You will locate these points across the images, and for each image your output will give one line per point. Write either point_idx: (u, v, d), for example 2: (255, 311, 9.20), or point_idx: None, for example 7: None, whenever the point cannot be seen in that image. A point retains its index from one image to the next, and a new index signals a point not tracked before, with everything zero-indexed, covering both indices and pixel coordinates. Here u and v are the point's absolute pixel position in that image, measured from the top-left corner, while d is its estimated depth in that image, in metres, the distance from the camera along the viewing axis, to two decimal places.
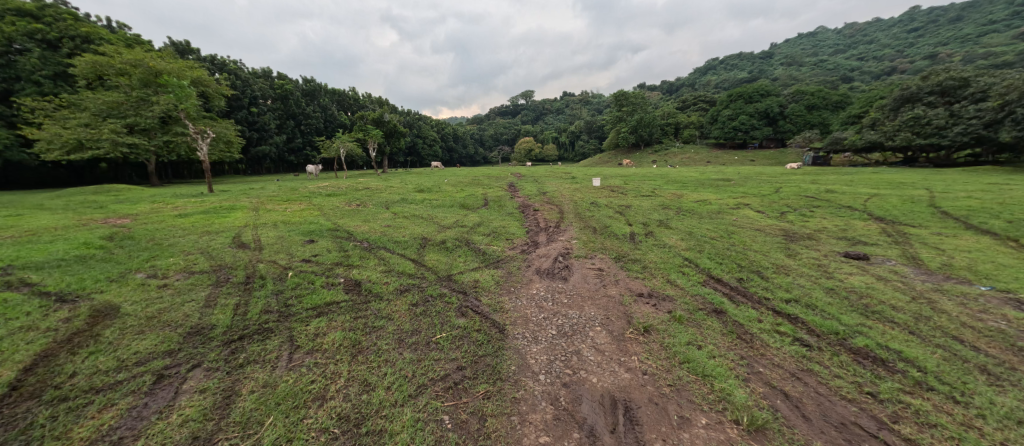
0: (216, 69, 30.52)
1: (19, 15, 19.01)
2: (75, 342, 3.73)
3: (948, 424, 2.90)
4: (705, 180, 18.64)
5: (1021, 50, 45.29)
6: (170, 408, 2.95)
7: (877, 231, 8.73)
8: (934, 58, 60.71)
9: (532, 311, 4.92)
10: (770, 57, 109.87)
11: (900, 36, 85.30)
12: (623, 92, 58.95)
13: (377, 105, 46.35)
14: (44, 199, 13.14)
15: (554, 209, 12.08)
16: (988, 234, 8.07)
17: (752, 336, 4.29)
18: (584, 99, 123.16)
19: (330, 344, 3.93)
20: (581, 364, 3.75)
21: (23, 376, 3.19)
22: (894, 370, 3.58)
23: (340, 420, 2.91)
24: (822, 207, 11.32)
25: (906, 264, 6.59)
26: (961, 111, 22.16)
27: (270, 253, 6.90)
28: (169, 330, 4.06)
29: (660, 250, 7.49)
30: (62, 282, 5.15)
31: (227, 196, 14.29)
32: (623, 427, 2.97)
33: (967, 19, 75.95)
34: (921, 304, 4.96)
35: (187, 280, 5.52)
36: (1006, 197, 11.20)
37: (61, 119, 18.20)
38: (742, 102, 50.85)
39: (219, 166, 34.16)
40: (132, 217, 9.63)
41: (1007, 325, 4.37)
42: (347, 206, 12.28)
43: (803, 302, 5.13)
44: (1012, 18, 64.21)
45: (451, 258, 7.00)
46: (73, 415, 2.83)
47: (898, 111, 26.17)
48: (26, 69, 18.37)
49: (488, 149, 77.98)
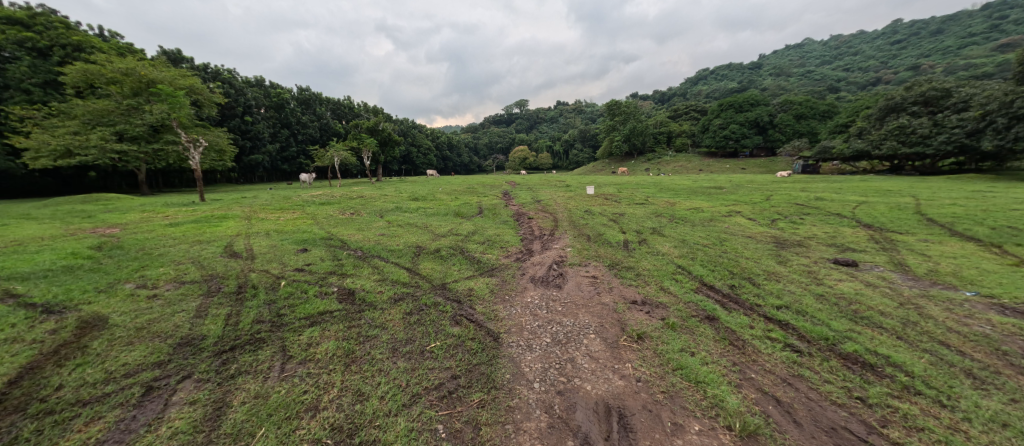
0: (211, 78, 29.92)
1: (10, 22, 18.81)
2: (62, 354, 3.66)
3: (935, 428, 2.97)
4: (697, 187, 19.00)
5: (999, 62, 47.01)
6: (159, 420, 2.91)
7: (865, 238, 8.95)
8: (917, 69, 62.78)
9: (527, 319, 4.93)
10: (758, 69, 112.84)
11: (884, 48, 87.73)
12: (616, 101, 59.69)
13: (372, 114, 46.80)
14: (30, 208, 12.87)
15: (548, 216, 12.22)
16: (973, 240, 8.31)
17: (744, 342, 4.35)
18: (578, 109, 125.11)
19: (323, 354, 3.90)
20: (576, 372, 3.77)
21: (8, 390, 3.14)
22: (883, 375, 3.65)
23: (333, 430, 2.88)
24: (812, 214, 11.59)
25: (893, 270, 6.73)
26: (944, 120, 22.83)
27: (263, 263, 6.83)
28: (158, 340, 4.01)
29: (653, 258, 7.59)
30: (48, 292, 5.06)
31: (219, 205, 14.19)
32: (618, 434, 3.00)
33: (946, 32, 78.71)
34: (908, 310, 5.08)
35: (177, 290, 5.45)
36: (989, 204, 11.57)
37: (50, 127, 18.06)
38: (733, 111, 51.78)
39: (212, 175, 33.96)
40: (121, 227, 9.45)
41: (992, 330, 4.48)
42: (341, 215, 12.21)
43: (794, 308, 5.22)
44: (989, 31, 67.19)
45: (446, 266, 7.03)
46: (60, 428, 2.78)
47: (884, 120, 26.97)
48: (16, 78, 18.33)
49: (483, 157, 78.53)
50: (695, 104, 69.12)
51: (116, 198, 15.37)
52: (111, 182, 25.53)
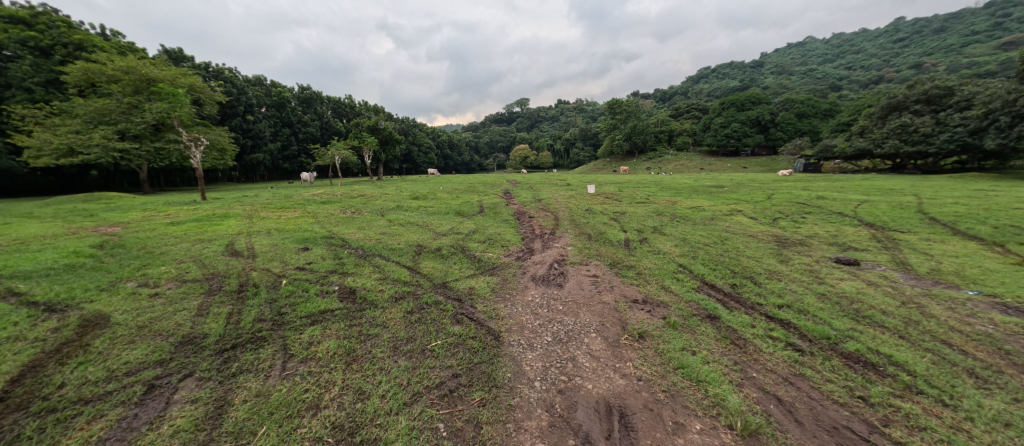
0: (212, 77, 29.89)
1: (12, 21, 18.84)
2: (65, 352, 3.67)
3: (937, 427, 2.95)
4: (698, 186, 18.92)
5: (1001, 61, 46.84)
6: (161, 418, 2.92)
7: (867, 237, 8.91)
8: (919, 68, 62.49)
9: (528, 318, 4.92)
10: (760, 67, 112.43)
11: (885, 46, 87.57)
12: (618, 100, 59.51)
13: (373, 113, 46.85)
14: (32, 207, 12.92)
15: (549, 215, 12.23)
16: (975, 239, 8.28)
17: (745, 342, 4.33)
18: (578, 107, 124.85)
19: (324, 353, 3.90)
20: (577, 371, 3.76)
21: (11, 388, 3.15)
22: (885, 375, 3.64)
23: (334, 429, 2.88)
24: (813, 214, 11.53)
25: (895, 269, 6.71)
26: (947, 119, 22.69)
27: (264, 262, 6.83)
28: (160, 339, 4.01)
29: (654, 257, 7.55)
30: (50, 291, 5.08)
31: (220, 203, 14.23)
32: (619, 433, 2.99)
33: (950, 30, 78.25)
34: (911, 309, 5.07)
35: (179, 288, 5.46)
36: (992, 203, 11.49)
37: (52, 126, 18.11)
38: (734, 109, 51.65)
39: (213, 174, 33.98)
40: (123, 226, 9.48)
41: (994, 329, 4.45)
42: (342, 213, 12.20)
43: (795, 307, 5.20)
44: (993, 30, 66.76)
45: (446, 265, 7.02)
46: (62, 427, 2.79)
47: (886, 118, 26.86)
48: (17, 77, 18.35)
49: (484, 156, 78.50)
50: (695, 102, 68.88)
51: (117, 197, 15.37)
52: (112, 181, 25.60)
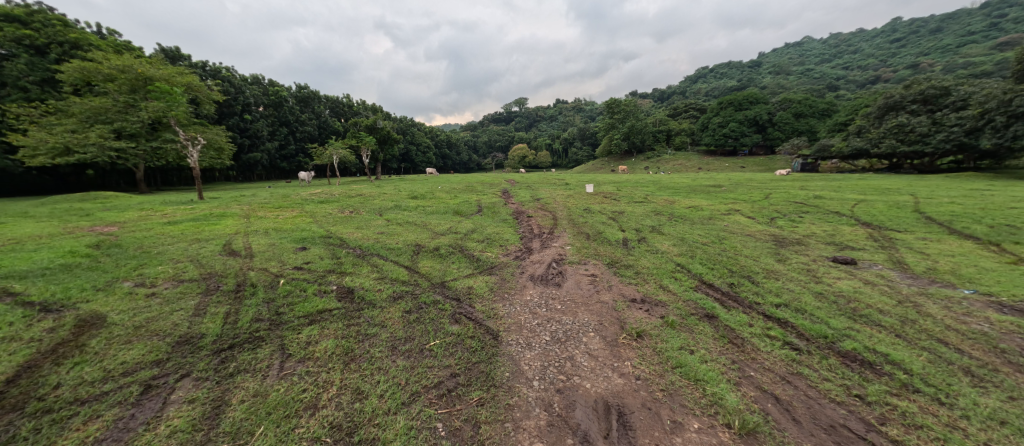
0: (209, 76, 29.75)
1: (7, 20, 18.69)
2: (60, 352, 3.65)
3: (933, 425, 2.97)
4: (696, 186, 18.98)
5: (997, 61, 47.13)
6: (158, 419, 2.91)
7: (864, 236, 8.96)
8: (916, 68, 62.81)
9: (526, 317, 4.93)
10: (758, 67, 112.83)
11: (882, 46, 88.00)
12: (616, 99, 59.58)
13: (371, 112, 46.69)
14: (27, 206, 12.82)
15: (548, 215, 12.23)
16: (971, 239, 8.32)
17: (743, 341, 4.34)
18: (577, 107, 124.88)
19: (322, 353, 3.89)
20: (576, 370, 3.77)
21: (6, 388, 3.13)
22: (882, 373, 3.66)
23: (333, 429, 2.88)
24: (811, 213, 11.57)
25: (891, 268, 6.74)
26: (943, 118, 22.82)
27: (262, 261, 6.81)
28: (157, 339, 4.00)
29: (652, 256, 7.57)
30: (46, 291, 5.05)
31: (217, 203, 14.16)
32: (618, 432, 3.00)
33: (946, 31, 78.70)
34: (907, 308, 5.10)
35: (176, 288, 5.44)
36: (987, 202, 11.57)
37: (48, 125, 18.00)
38: (732, 109, 51.77)
39: (210, 173, 33.82)
40: (119, 225, 9.42)
41: (990, 328, 4.49)
42: (341, 213, 12.17)
43: (792, 306, 5.22)
44: (988, 30, 67.18)
45: (444, 265, 7.01)
46: (58, 427, 2.77)
47: (882, 118, 27.00)
48: (12, 75, 18.22)
49: (482, 156, 78.44)
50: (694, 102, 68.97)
51: (114, 197, 15.29)
52: (109, 180, 25.47)
